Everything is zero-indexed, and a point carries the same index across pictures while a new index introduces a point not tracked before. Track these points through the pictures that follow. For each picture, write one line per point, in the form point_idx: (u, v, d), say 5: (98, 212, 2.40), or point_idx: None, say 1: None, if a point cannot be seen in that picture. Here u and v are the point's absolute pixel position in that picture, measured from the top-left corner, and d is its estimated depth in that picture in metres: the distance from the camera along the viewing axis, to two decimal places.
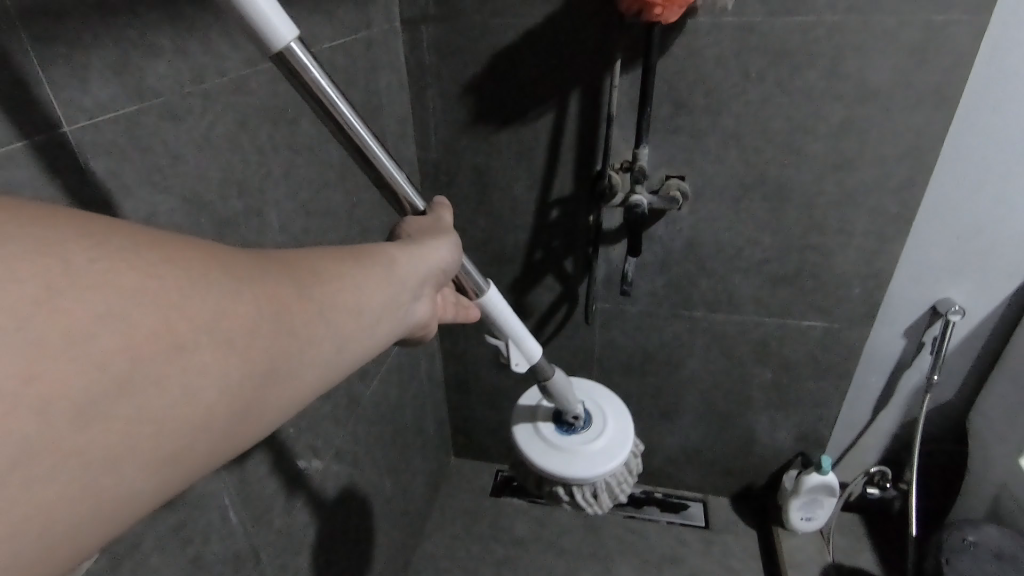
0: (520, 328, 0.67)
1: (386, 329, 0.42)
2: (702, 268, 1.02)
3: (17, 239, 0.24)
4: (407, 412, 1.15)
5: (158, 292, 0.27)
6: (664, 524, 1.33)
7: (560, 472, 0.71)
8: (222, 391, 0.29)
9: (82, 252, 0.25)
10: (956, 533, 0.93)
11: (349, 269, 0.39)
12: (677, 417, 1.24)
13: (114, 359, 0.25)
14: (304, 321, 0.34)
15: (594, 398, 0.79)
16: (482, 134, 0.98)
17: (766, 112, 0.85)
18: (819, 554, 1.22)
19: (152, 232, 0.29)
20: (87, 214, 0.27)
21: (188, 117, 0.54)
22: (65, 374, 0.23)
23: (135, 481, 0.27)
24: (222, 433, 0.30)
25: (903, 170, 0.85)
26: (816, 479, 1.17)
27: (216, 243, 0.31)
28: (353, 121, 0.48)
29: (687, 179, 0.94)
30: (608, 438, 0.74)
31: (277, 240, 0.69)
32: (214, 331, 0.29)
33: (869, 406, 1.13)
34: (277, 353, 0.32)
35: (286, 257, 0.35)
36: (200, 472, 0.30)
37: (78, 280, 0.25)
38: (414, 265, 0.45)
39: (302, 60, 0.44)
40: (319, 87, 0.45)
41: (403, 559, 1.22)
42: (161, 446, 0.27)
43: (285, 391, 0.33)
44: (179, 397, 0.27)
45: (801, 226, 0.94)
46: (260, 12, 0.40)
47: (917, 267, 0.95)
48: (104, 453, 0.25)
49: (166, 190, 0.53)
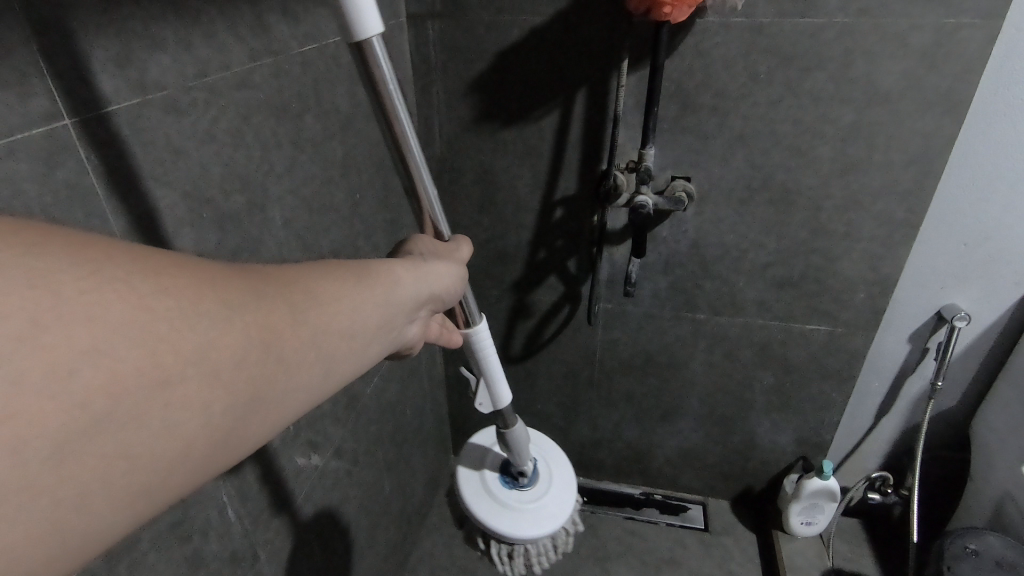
0: (496, 371, 0.69)
1: (377, 351, 0.42)
2: (705, 270, 1.02)
3: (9, 268, 0.24)
4: (407, 409, 1.15)
5: (147, 322, 0.27)
6: (663, 526, 1.33)
7: (483, 518, 0.79)
8: (205, 422, 0.29)
9: (71, 282, 0.25)
10: (957, 541, 0.92)
11: (347, 291, 0.39)
12: (678, 420, 1.24)
13: (97, 394, 0.25)
14: (294, 347, 0.34)
15: (547, 458, 0.86)
16: (486, 132, 0.97)
17: (774, 114, 0.84)
18: (818, 559, 1.21)
19: (146, 257, 0.29)
20: (81, 236, 0.27)
21: (191, 110, 0.54)
22: (48, 409, 0.23)
23: (111, 513, 0.26)
24: (203, 462, 0.30)
25: (911, 174, 0.85)
26: (817, 484, 1.16)
27: (211, 267, 0.31)
28: (408, 133, 0.49)
29: (693, 181, 0.93)
30: (540, 507, 0.80)
31: (280, 237, 0.69)
32: (201, 360, 0.29)
33: (872, 411, 1.13)
34: (262, 380, 0.32)
35: (283, 278, 0.35)
36: (176, 500, 0.30)
37: (66, 311, 0.24)
38: (413, 285, 0.45)
39: (379, 61, 0.44)
40: (387, 90, 0.46)
41: (400, 557, 1.22)
42: (139, 477, 0.27)
43: (268, 416, 0.33)
44: (160, 429, 0.27)
45: (806, 229, 0.93)
46: (355, 7, 0.42)
47: (923, 273, 0.95)
48: (79, 489, 0.25)
49: (168, 185, 0.52)
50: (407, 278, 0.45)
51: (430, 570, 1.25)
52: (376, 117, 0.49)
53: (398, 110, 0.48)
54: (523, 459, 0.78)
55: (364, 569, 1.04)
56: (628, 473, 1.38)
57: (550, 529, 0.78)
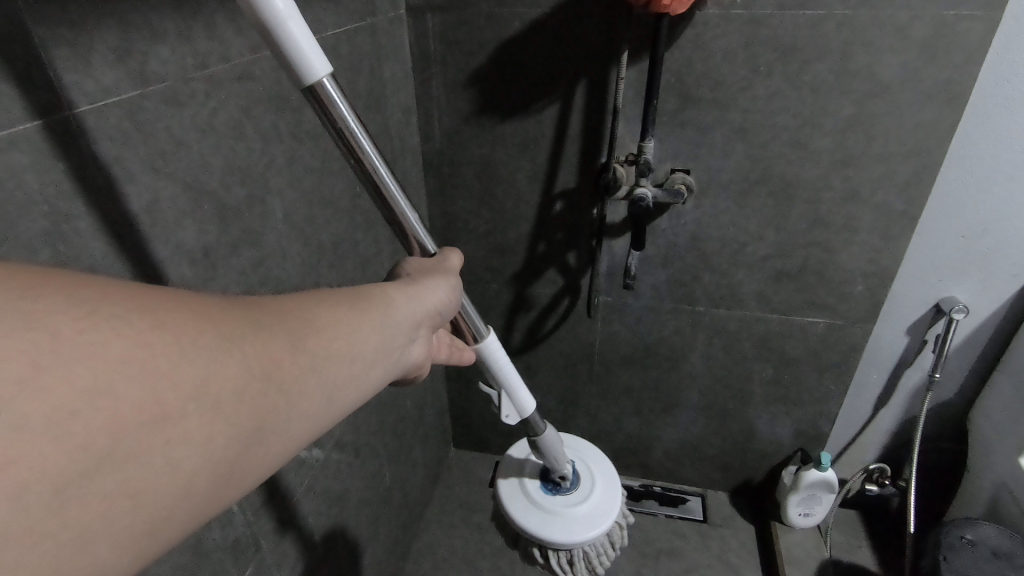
0: (514, 381, 0.69)
1: (378, 374, 0.42)
2: (704, 263, 1.02)
3: (9, 311, 0.24)
4: (407, 402, 1.15)
5: (146, 359, 0.27)
6: (662, 518, 1.33)
7: (537, 530, 0.76)
8: (207, 456, 0.29)
9: (70, 323, 0.26)
10: (954, 532, 0.90)
11: (342, 318, 0.39)
12: (677, 412, 1.24)
13: (98, 435, 0.25)
14: (293, 376, 0.34)
15: (585, 459, 0.84)
16: (486, 125, 0.97)
17: (773, 107, 0.84)
18: (816, 549, 1.22)
19: (142, 295, 0.29)
20: (78, 276, 0.28)
21: (192, 102, 0.54)
22: (49, 452, 0.23)
23: (116, 552, 0.26)
24: (207, 496, 0.30)
25: (910, 167, 0.85)
26: (816, 476, 1.16)
27: (207, 302, 0.32)
28: (376, 161, 0.50)
29: (692, 173, 0.93)
30: (590, 508, 0.78)
31: (280, 229, 0.69)
32: (201, 394, 0.29)
33: (870, 402, 1.14)
34: (264, 410, 0.32)
35: (279, 309, 0.36)
36: (182, 535, 0.30)
37: (66, 353, 0.25)
38: (408, 306, 0.46)
39: (332, 96, 0.45)
40: (345, 123, 0.47)
41: (402, 549, 1.22)
42: (144, 515, 0.27)
43: (272, 446, 0.34)
44: (163, 466, 0.28)
45: (805, 222, 0.93)
46: (292, 40, 0.42)
47: (921, 265, 0.95)
48: (83, 531, 0.25)
49: (169, 177, 0.52)
50: (400, 300, 0.45)
51: (430, 562, 1.25)
52: (342, 152, 0.50)
53: (360, 143, 0.49)
54: (559, 462, 0.77)
55: (365, 560, 1.04)
56: (627, 465, 1.38)
57: (605, 526, 0.77)
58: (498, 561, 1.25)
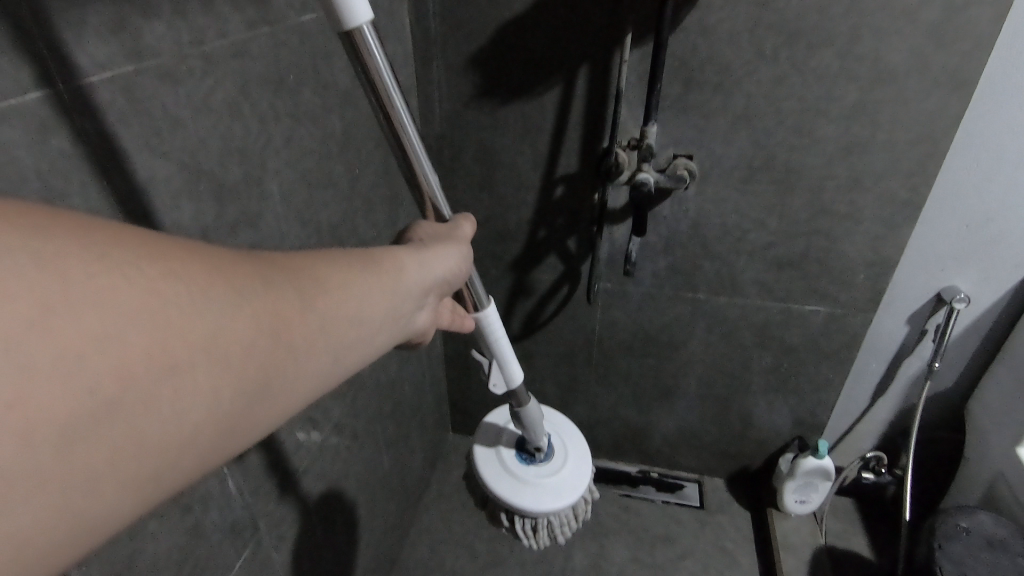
0: (507, 352, 0.69)
1: (384, 338, 0.42)
2: (706, 250, 1.02)
3: (16, 250, 0.23)
4: (406, 387, 1.15)
5: (157, 307, 0.27)
6: (659, 503, 1.34)
7: (506, 496, 0.78)
8: (212, 409, 0.29)
9: (81, 265, 0.25)
10: (951, 520, 0.90)
11: (353, 278, 0.39)
12: (675, 399, 1.25)
13: (106, 381, 0.25)
14: (302, 334, 0.34)
15: (561, 433, 0.85)
16: (487, 109, 0.96)
17: (778, 92, 0.83)
18: (812, 536, 1.23)
19: (156, 241, 0.29)
20: (86, 219, 0.27)
21: (188, 80, 0.53)
22: (57, 395, 0.23)
23: (118, 499, 0.26)
24: (209, 448, 0.30)
25: (915, 154, 0.84)
26: (812, 463, 1.17)
27: (219, 253, 0.31)
28: (404, 119, 0.50)
29: (695, 159, 0.92)
30: (559, 480, 0.80)
31: (279, 211, 0.68)
32: (210, 346, 0.29)
33: (869, 391, 1.14)
34: (270, 365, 0.32)
35: (292, 265, 0.35)
36: (183, 485, 0.30)
37: (75, 295, 0.24)
38: (419, 272, 0.45)
39: (369, 45, 0.45)
40: (379, 75, 0.47)
41: (400, 532, 1.23)
42: (149, 463, 0.27)
43: (276, 403, 0.34)
44: (170, 415, 0.27)
45: (808, 210, 0.93)
46: None
47: (924, 254, 0.94)
48: (86, 476, 0.25)
49: (165, 155, 0.52)
50: (412, 265, 0.45)
51: (429, 547, 1.26)
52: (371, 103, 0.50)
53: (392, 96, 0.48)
54: (537, 434, 0.78)
55: (363, 542, 1.05)
56: (625, 451, 1.39)
57: (571, 500, 0.78)
58: (496, 546, 1.26)
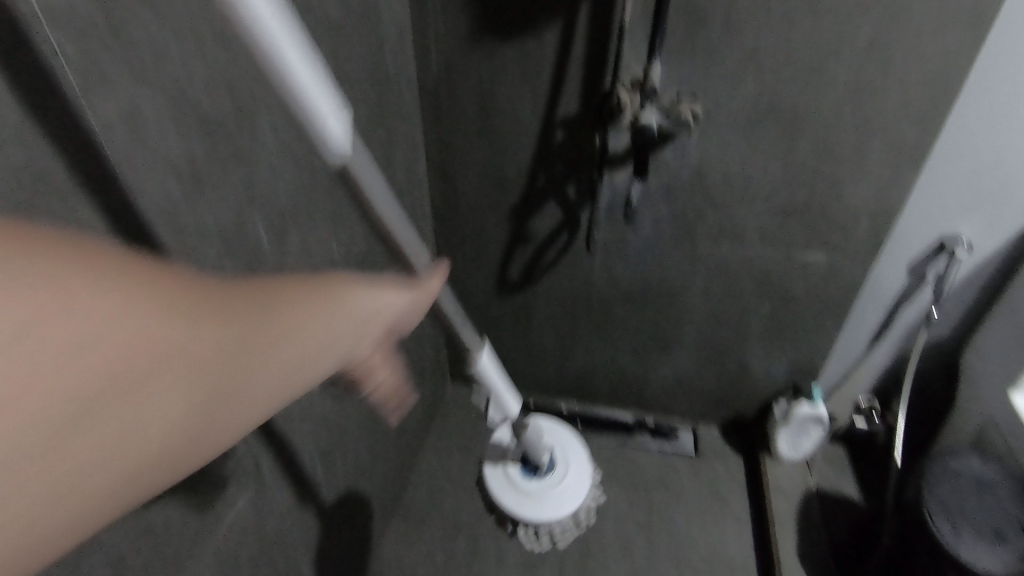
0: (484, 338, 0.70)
1: (369, 352, 0.41)
2: (708, 198, 1.00)
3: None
4: (406, 335, 1.14)
5: (129, 327, 0.27)
6: (654, 451, 1.36)
7: None
8: (171, 428, 0.30)
9: (54, 280, 0.24)
10: (941, 461, 0.92)
11: (351, 295, 0.37)
12: (672, 348, 1.25)
13: (65, 400, 0.25)
14: (281, 352, 0.34)
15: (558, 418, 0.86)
16: (484, 49, 0.93)
17: (787, 30, 0.80)
18: (802, 481, 1.26)
19: (135, 258, 0.28)
20: (59, 232, 0.26)
21: (166, 2, 0.51)
22: (17, 416, 0.23)
23: (70, 517, 0.27)
24: (167, 462, 0.31)
25: (926, 96, 0.81)
26: (807, 411, 1.19)
27: (201, 273, 0.31)
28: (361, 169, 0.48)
29: (699, 100, 0.89)
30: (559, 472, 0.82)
31: (268, 150, 0.66)
32: (172, 362, 0.29)
33: (865, 340, 1.14)
34: (237, 377, 0.32)
35: (285, 284, 0.34)
36: (135, 497, 0.31)
37: (45, 312, 0.24)
38: (425, 292, 0.43)
39: (327, 120, 0.42)
40: (337, 138, 0.44)
41: (400, 478, 1.25)
42: (103, 480, 0.28)
43: (246, 414, 0.34)
44: (126, 433, 0.28)
45: (813, 154, 0.90)
46: (295, 74, 0.39)
47: (928, 201, 0.93)
48: (39, 498, 0.25)
49: (142, 80, 0.50)
50: (418, 287, 0.42)
51: (428, 491, 1.29)
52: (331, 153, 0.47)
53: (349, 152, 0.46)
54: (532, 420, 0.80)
55: (364, 487, 1.06)
56: (621, 400, 1.40)
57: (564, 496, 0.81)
58: (495, 491, 1.29)
